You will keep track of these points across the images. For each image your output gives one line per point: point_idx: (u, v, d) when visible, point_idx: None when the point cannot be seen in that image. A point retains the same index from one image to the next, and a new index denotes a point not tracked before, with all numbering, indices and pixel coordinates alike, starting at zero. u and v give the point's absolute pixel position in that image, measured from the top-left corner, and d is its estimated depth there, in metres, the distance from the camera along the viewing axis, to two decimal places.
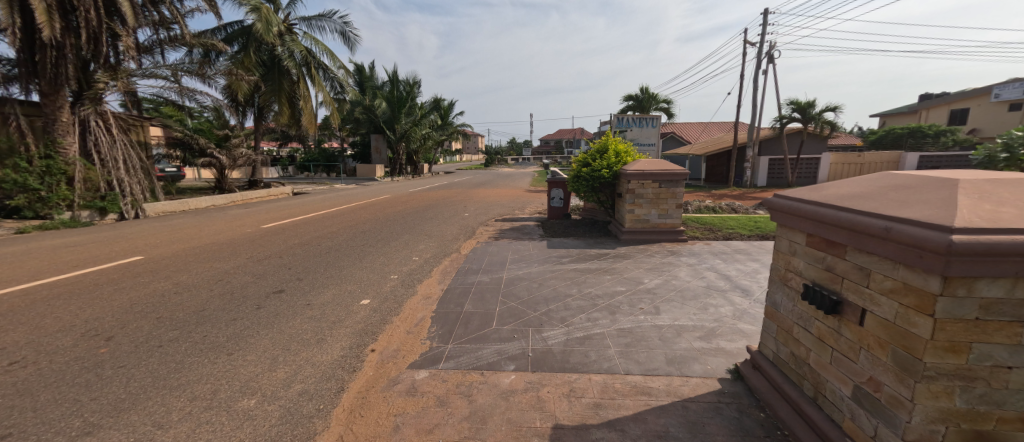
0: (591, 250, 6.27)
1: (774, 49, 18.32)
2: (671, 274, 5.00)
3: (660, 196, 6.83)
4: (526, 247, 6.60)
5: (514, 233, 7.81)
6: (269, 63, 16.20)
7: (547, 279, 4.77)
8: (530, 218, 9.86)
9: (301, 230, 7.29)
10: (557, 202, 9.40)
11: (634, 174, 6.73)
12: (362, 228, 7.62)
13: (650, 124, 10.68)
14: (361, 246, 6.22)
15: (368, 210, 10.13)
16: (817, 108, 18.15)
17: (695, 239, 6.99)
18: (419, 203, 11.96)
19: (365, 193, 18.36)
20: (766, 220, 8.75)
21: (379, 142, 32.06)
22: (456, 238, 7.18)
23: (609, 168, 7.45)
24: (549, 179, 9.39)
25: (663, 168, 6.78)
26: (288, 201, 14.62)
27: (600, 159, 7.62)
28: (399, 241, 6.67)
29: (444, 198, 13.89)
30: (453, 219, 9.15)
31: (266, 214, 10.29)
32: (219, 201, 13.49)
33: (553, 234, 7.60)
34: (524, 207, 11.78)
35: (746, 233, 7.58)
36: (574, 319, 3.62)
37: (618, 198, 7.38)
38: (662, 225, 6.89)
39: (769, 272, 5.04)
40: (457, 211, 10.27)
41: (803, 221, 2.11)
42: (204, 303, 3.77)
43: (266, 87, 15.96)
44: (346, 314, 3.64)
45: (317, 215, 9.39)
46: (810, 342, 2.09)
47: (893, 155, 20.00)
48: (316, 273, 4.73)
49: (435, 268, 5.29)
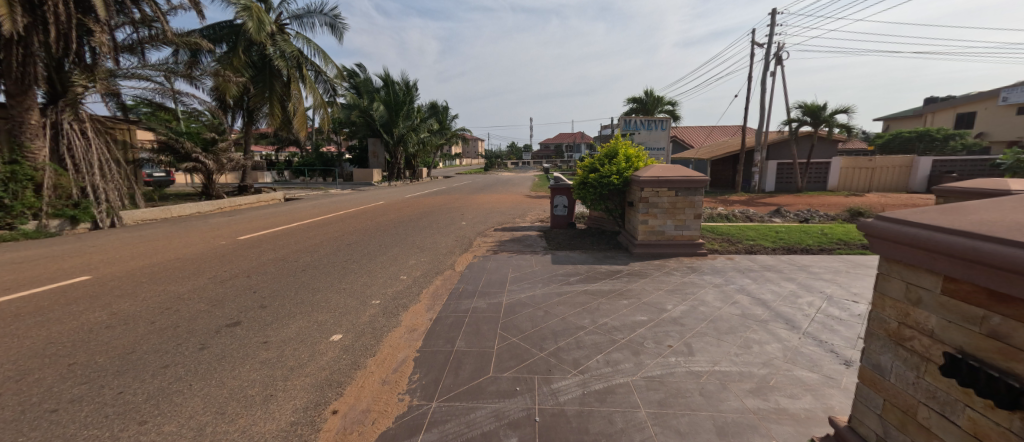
0: (602, 267, 5.58)
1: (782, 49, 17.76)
2: (696, 297, 4.32)
3: (676, 205, 6.17)
4: (529, 263, 5.92)
5: (514, 245, 7.12)
6: (259, 65, 15.64)
7: (553, 306, 4.08)
8: (532, 227, 9.20)
9: (280, 243, 6.60)
10: (560, 210, 8.75)
11: (648, 181, 6.07)
12: (348, 240, 6.94)
13: (659, 127, 10.04)
14: (343, 262, 5.54)
15: (359, 219, 9.45)
16: (827, 111, 17.54)
17: (715, 253, 6.31)
18: (414, 211, 11.29)
19: (360, 199, 17.73)
20: (788, 231, 8.08)
21: (377, 147, 31.47)
22: (451, 251, 6.51)
23: (618, 175, 6.80)
24: (552, 186, 8.75)
25: (679, 174, 6.13)
26: (277, 207, 13.97)
27: (608, 165, 6.98)
28: (387, 256, 6.00)
29: (441, 204, 13.22)
30: (449, 229, 8.47)
31: (249, 223, 9.63)
32: (204, 208, 12.85)
33: (558, 246, 6.92)
34: (526, 214, 11.11)
35: (770, 245, 6.89)
36: (590, 363, 2.94)
37: (629, 207, 6.71)
38: (679, 237, 6.22)
39: (810, 295, 4.35)
40: (454, 220, 9.61)
41: (939, 259, 1.46)
42: (137, 341, 3.09)
43: (256, 89, 15.41)
44: (310, 357, 2.96)
45: (303, 224, 8.71)
46: (955, 438, 1.42)
47: (906, 159, 19.47)
48: (283, 299, 4.03)
49: (425, 290, 4.59)
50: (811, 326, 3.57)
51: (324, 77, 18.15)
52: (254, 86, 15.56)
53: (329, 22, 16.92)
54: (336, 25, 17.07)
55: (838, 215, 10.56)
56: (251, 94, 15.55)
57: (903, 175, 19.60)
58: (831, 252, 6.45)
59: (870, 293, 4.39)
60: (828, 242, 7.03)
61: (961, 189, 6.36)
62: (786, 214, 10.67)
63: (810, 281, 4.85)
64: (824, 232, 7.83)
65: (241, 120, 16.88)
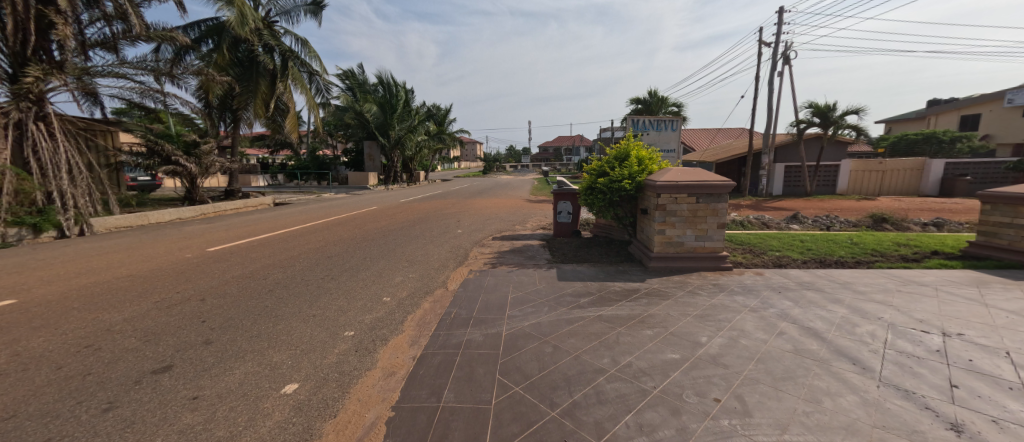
0: (616, 285, 4.87)
1: (789, 48, 17.21)
2: (733, 325, 3.62)
3: (698, 213, 5.47)
4: (532, 279, 5.22)
5: (515, 257, 6.39)
6: (246, 63, 15.11)
7: (563, 338, 3.37)
8: (534, 235, 8.51)
9: (251, 257, 5.88)
10: (564, 217, 8.09)
11: (665, 186, 5.39)
12: (330, 252, 6.21)
13: (670, 127, 9.37)
14: (320, 280, 4.82)
15: (346, 227, 8.73)
16: (837, 112, 16.90)
17: (741, 267, 5.61)
18: (407, 217, 10.54)
19: (353, 203, 17.04)
20: (813, 240, 7.39)
21: (373, 149, 30.80)
22: (444, 266, 5.80)
23: (630, 179, 6.12)
24: (555, 191, 8.10)
25: (700, 178, 5.44)
26: (264, 213, 13.28)
27: (618, 168, 6.31)
28: (371, 271, 5.27)
29: (436, 209, 12.50)
30: (444, 238, 7.74)
31: (227, 231, 8.92)
32: (185, 214, 12.14)
33: (564, 259, 6.20)
34: (526, 220, 10.41)
35: (799, 257, 6.19)
36: (618, 429, 2.22)
37: (643, 215, 6.02)
38: (701, 249, 5.53)
39: (868, 323, 3.65)
40: (449, 227, 8.92)
41: None
42: (24, 399, 2.36)
43: (241, 88, 14.79)
44: (249, 422, 2.24)
45: (284, 233, 7.98)
46: None
47: (917, 161, 18.91)
48: (235, 332, 3.32)
49: (410, 317, 3.88)
50: (886, 370, 2.86)
51: (315, 77, 17.35)
52: (240, 85, 14.96)
53: (312, 9, 16.40)
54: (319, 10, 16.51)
55: (859, 220, 9.89)
56: (236, 95, 14.96)
57: (914, 179, 19.02)
58: (870, 266, 5.76)
59: (938, 320, 3.70)
60: (863, 254, 6.34)
61: (1013, 195, 5.69)
62: (803, 220, 10.01)
63: (861, 304, 4.15)
64: (855, 242, 7.13)
65: (227, 122, 16.18)
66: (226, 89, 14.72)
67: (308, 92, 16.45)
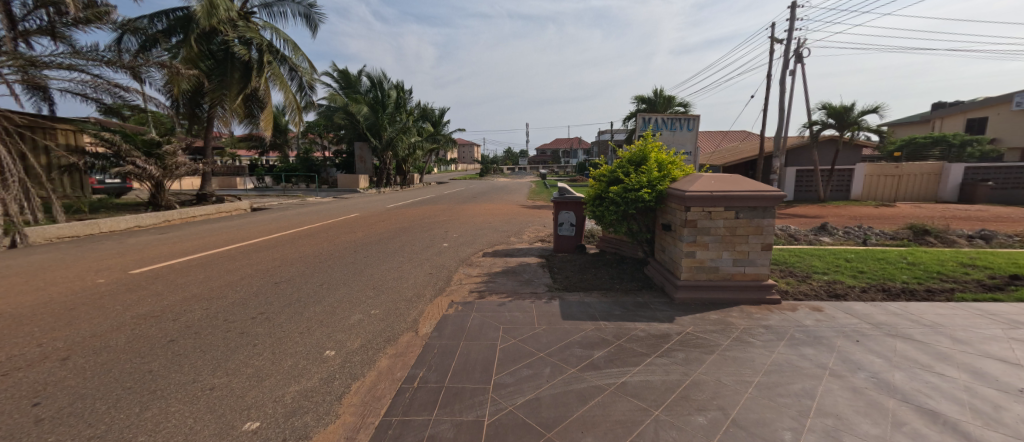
0: (638, 327, 3.72)
1: (803, 46, 16.22)
2: (821, 406, 2.47)
3: (737, 231, 4.34)
4: (529, 317, 4.06)
5: (508, 282, 5.23)
6: (220, 56, 14.01)
7: (574, 434, 2.22)
8: (531, 250, 7.39)
9: (177, 285, 4.71)
10: (566, 230, 7.00)
11: (697, 197, 4.27)
12: (279, 277, 5.03)
13: (686, 126, 8.26)
14: (246, 322, 3.63)
15: (314, 239, 7.54)
16: (854, 112, 15.85)
17: (790, 299, 4.48)
18: (390, 226, 9.39)
19: (338, 209, 15.85)
20: (860, 258, 6.26)
21: (364, 151, 29.61)
22: (419, 296, 4.62)
23: (649, 187, 5.00)
24: (555, 199, 7.04)
25: (740, 187, 4.30)
26: (234, 220, 12.12)
27: (634, 174, 5.18)
28: (323, 307, 4.10)
29: (424, 217, 11.36)
30: (426, 255, 6.58)
31: (179, 243, 7.75)
32: (144, 222, 11.00)
33: (568, 285, 5.04)
34: (523, 231, 9.29)
35: (854, 283, 5.06)
36: None
37: (666, 231, 4.89)
38: (740, 276, 4.41)
39: (1015, 403, 2.51)
40: (434, 240, 7.79)
41: None
42: None
43: (213, 83, 13.65)
44: None
45: (238, 247, 6.78)
46: None
47: (934, 166, 17.93)
48: (69, 429, 2.15)
49: (353, 388, 2.71)
50: None
51: (297, 73, 16.03)
52: (211, 80, 13.79)
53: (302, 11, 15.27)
54: (311, 15, 15.43)
55: (894, 232, 8.84)
56: (206, 90, 13.83)
57: (932, 184, 18.06)
58: (948, 297, 4.62)
59: None
60: (929, 278, 5.22)
61: None
62: (833, 232, 8.91)
63: (980, 364, 3.02)
64: (910, 261, 6.02)
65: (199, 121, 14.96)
66: (196, 85, 13.57)
67: (288, 89, 15.24)
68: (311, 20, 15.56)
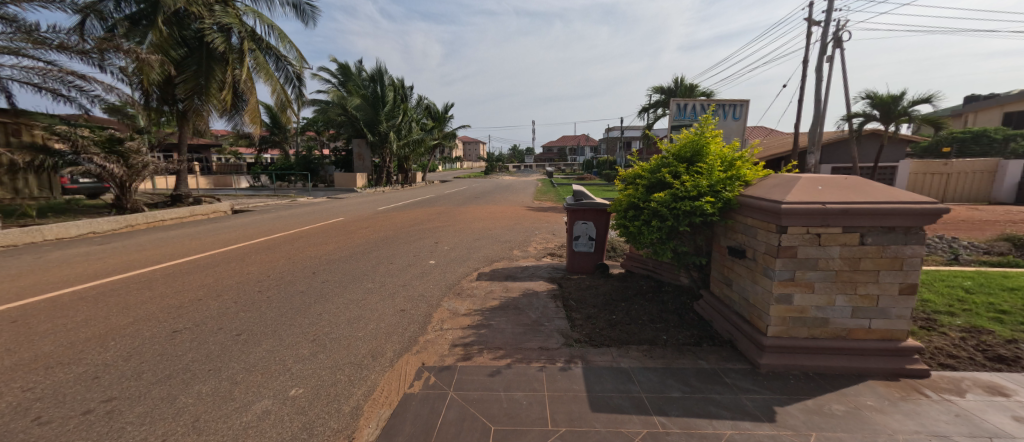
0: (723, 436, 2.18)
1: (844, 28, 14.43)
2: None
3: (861, 265, 2.80)
4: (537, 402, 2.54)
5: (508, 328, 3.73)
6: (194, 44, 12.29)
7: None
8: (539, 269, 5.88)
9: (31, 335, 3.27)
10: (583, 245, 5.52)
11: (798, 212, 2.73)
12: (186, 320, 3.57)
13: (731, 113, 6.69)
14: (64, 427, 2.17)
15: (272, 255, 6.11)
16: (902, 103, 14.06)
17: (938, 369, 2.93)
18: (372, 235, 7.98)
19: (327, 210, 14.49)
20: (983, 287, 4.64)
21: (363, 148, 28.21)
22: (374, 356, 3.12)
23: (713, 196, 3.43)
24: (568, 206, 5.53)
25: (866, 196, 2.76)
26: (204, 225, 10.79)
27: (689, 176, 3.61)
28: (215, 383, 2.63)
29: (416, 222, 9.91)
30: (405, 278, 5.12)
31: (110, 257, 6.36)
32: (99, 226, 9.72)
33: (593, 334, 3.52)
34: (528, 241, 7.79)
35: (1012, 334, 3.48)
36: None
37: (738, 261, 3.35)
38: (862, 334, 2.89)
39: None
40: (419, 256, 6.31)
41: None
42: None
43: (187, 73, 11.96)
44: None
45: (171, 266, 5.39)
46: None
47: (988, 163, 16.06)
48: None
49: None
50: None
51: (285, 64, 14.50)
52: (184, 70, 12.05)
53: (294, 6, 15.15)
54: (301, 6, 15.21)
55: (988, 245, 7.17)
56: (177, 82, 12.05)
57: (985, 183, 16.16)
58: None
59: None
60: None
61: None
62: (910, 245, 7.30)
63: None
64: None
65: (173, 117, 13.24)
66: (167, 74, 11.73)
67: (274, 80, 13.76)
68: (303, 13, 15.32)
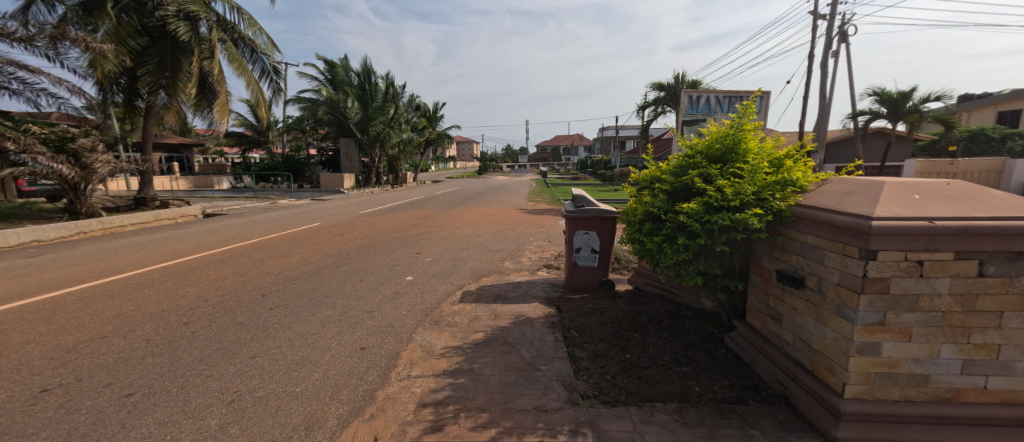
0: None
1: (851, 21, 13.82)
2: None
3: (979, 304, 2.02)
4: None
5: (494, 375, 2.89)
6: (156, 34, 11.25)
7: None
8: (535, 286, 5.06)
9: None
10: (585, 259, 4.73)
11: (894, 233, 1.95)
12: (68, 373, 2.69)
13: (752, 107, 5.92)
14: None
15: (222, 271, 5.21)
16: (911, 100, 13.48)
17: None
18: (346, 244, 7.12)
19: (307, 214, 13.57)
20: None
21: (351, 148, 27.16)
22: (310, 428, 2.27)
23: (762, 207, 2.63)
24: (568, 214, 4.73)
25: (986, 208, 2.00)
26: (166, 231, 9.83)
27: (729, 181, 2.80)
28: None
29: (400, 228, 9.05)
30: (373, 301, 4.26)
31: (31, 273, 5.40)
32: (46, 233, 8.71)
33: (604, 386, 2.71)
34: (521, 250, 6.98)
35: None
36: None
37: (794, 291, 2.57)
38: (973, 396, 2.13)
39: None
40: (395, 271, 5.45)
41: None
42: None
43: (147, 64, 10.83)
44: None
45: (93, 288, 4.49)
46: None
47: (995, 162, 15.56)
48: None
49: None
50: None
51: (260, 55, 13.48)
52: (145, 62, 10.96)
53: None
54: None
55: None
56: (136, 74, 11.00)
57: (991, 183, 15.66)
58: None
59: None
60: None
61: None
62: None
63: None
64: None
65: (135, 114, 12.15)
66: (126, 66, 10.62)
67: (248, 74, 12.71)
68: None
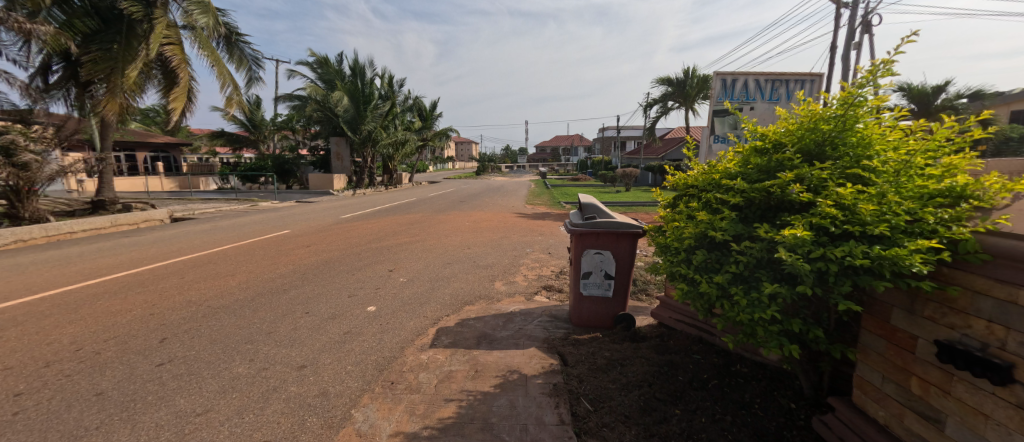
0: None
1: (875, 9, 12.75)
2: None
3: None
4: None
5: None
6: (109, 17, 10.15)
7: None
8: (532, 320, 3.92)
9: None
10: (596, 289, 3.66)
11: None
12: None
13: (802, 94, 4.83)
14: None
15: (132, 299, 4.07)
16: (942, 95, 12.42)
17: None
18: (309, 258, 5.98)
19: (284, 217, 12.45)
20: None
21: (342, 147, 26.12)
22: None
23: (926, 239, 1.51)
24: (571, 231, 3.61)
25: None
26: (118, 239, 8.73)
27: (855, 193, 1.67)
28: None
29: (380, 237, 7.94)
30: (310, 350, 3.13)
31: None
32: None
33: None
34: (516, 267, 5.84)
35: None
36: None
37: (985, 389, 1.46)
38: None
39: None
40: (355, 297, 4.32)
41: None
42: None
43: (95, 50, 9.65)
44: None
45: None
46: None
47: None
48: None
49: None
50: None
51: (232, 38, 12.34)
52: (93, 45, 9.76)
53: None
54: None
55: None
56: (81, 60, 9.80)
57: None
58: None
59: None
60: None
61: None
62: None
63: None
64: None
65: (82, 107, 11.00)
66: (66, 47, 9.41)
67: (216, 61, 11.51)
68: None
